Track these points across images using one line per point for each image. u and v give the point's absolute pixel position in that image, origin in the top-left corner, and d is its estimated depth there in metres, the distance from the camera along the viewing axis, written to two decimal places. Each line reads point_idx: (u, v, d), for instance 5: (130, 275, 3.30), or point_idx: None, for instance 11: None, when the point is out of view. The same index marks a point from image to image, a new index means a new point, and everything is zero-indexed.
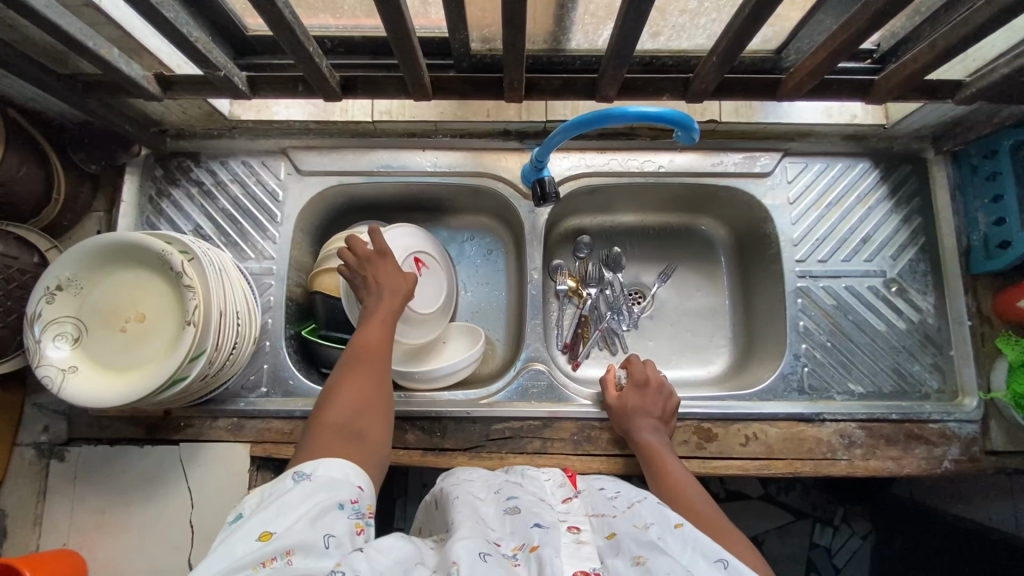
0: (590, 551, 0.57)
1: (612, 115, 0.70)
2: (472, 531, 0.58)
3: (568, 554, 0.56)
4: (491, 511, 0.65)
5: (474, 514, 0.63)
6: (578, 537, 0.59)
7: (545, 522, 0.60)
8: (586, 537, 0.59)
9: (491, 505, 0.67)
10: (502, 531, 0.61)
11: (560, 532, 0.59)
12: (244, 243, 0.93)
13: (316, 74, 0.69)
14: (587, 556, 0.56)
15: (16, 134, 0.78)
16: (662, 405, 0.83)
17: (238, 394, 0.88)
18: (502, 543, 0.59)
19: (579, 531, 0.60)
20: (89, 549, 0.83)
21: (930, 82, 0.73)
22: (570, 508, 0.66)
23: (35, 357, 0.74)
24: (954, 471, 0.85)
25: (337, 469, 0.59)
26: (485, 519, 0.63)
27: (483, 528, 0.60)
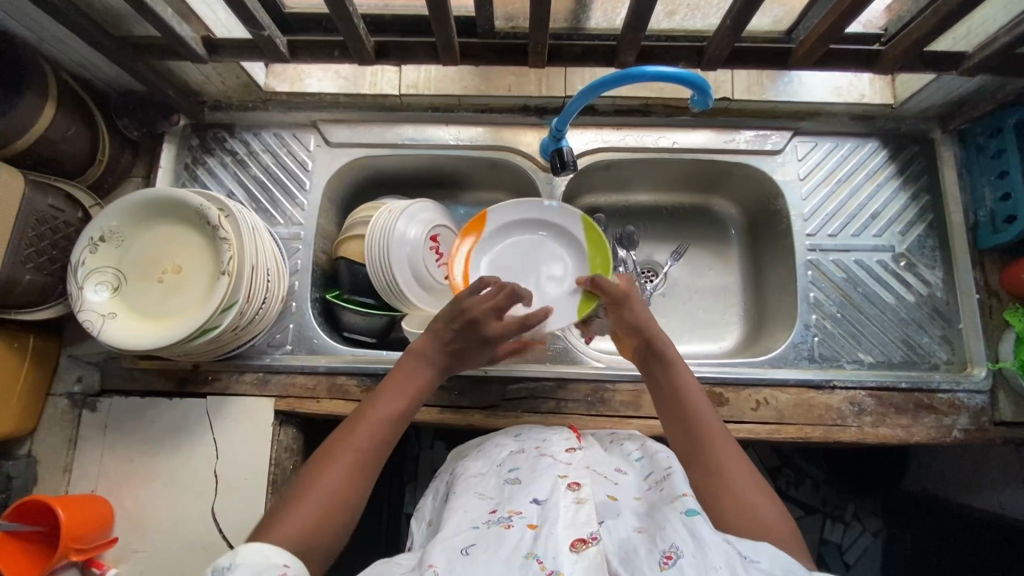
0: (587, 514, 0.56)
1: (631, 75, 0.73)
2: (460, 524, 0.60)
3: (564, 522, 0.56)
4: (492, 485, 0.67)
5: (474, 496, 0.65)
6: (579, 494, 0.59)
7: (541, 496, 0.60)
8: (586, 493, 0.59)
9: (493, 478, 0.68)
10: (500, 499, 0.63)
11: (558, 495, 0.59)
12: (274, 209, 0.97)
13: (354, 37, 0.74)
14: (584, 521, 0.56)
15: (69, 95, 0.83)
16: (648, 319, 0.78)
17: (264, 351, 0.91)
18: (499, 509, 0.61)
19: (579, 486, 0.60)
20: (116, 495, 0.86)
21: (935, 53, 0.77)
22: (573, 456, 0.67)
23: (77, 302, 0.77)
24: (964, 441, 0.86)
25: (258, 556, 0.53)
26: (484, 495, 0.65)
27: (476, 512, 0.62)
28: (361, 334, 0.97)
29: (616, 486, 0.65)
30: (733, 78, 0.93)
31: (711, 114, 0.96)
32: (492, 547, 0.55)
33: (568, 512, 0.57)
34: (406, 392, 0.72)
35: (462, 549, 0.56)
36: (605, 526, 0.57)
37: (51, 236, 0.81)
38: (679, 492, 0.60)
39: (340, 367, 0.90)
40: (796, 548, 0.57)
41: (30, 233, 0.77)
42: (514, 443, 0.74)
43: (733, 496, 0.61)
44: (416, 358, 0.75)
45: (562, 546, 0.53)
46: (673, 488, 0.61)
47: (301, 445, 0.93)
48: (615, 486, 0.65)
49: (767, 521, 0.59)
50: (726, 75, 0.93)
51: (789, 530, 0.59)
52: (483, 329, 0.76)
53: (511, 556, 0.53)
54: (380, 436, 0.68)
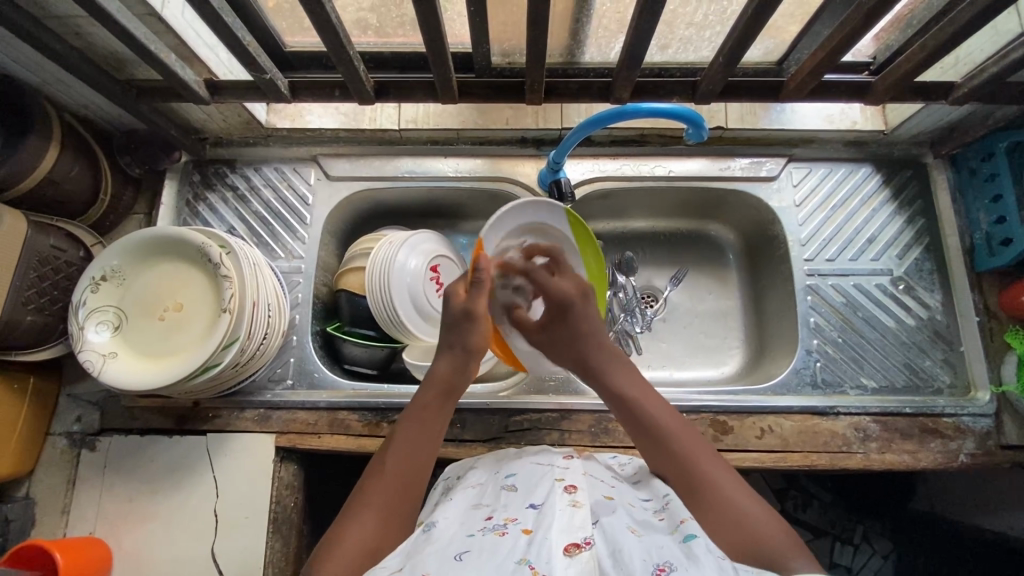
0: (582, 518, 0.56)
1: (627, 112, 0.75)
2: (454, 532, 0.59)
3: (559, 526, 0.56)
4: (487, 493, 0.66)
5: (467, 505, 0.64)
6: (574, 497, 0.60)
7: (538, 501, 0.60)
8: (581, 497, 0.60)
9: (489, 487, 0.68)
10: (496, 505, 0.63)
11: (555, 497, 0.60)
12: (275, 243, 0.98)
13: (354, 77, 0.76)
14: (580, 525, 0.56)
15: (72, 138, 0.84)
16: (595, 328, 0.77)
17: (265, 387, 0.91)
18: (493, 516, 0.60)
19: (575, 489, 0.61)
20: (115, 537, 0.85)
21: (924, 84, 0.79)
22: (571, 463, 0.69)
23: (77, 342, 0.77)
24: (971, 466, 0.85)
25: None
26: (480, 503, 0.64)
27: (471, 520, 0.61)
28: (363, 366, 0.98)
29: (612, 490, 0.66)
30: (727, 108, 0.94)
31: (706, 143, 0.97)
32: (486, 553, 0.54)
33: (563, 515, 0.57)
34: (435, 412, 0.71)
35: (454, 555, 0.54)
36: (599, 526, 0.57)
37: (53, 276, 0.81)
38: (679, 519, 0.59)
39: (341, 403, 0.90)
40: (787, 549, 0.56)
41: (32, 275, 0.78)
42: (515, 454, 0.75)
43: (730, 512, 0.59)
44: (443, 371, 0.74)
45: (556, 550, 0.53)
46: (673, 515, 0.61)
47: (302, 481, 0.92)
48: (612, 491, 0.66)
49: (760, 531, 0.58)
50: (719, 105, 0.95)
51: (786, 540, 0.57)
52: (471, 332, 0.75)
53: (504, 562, 0.52)
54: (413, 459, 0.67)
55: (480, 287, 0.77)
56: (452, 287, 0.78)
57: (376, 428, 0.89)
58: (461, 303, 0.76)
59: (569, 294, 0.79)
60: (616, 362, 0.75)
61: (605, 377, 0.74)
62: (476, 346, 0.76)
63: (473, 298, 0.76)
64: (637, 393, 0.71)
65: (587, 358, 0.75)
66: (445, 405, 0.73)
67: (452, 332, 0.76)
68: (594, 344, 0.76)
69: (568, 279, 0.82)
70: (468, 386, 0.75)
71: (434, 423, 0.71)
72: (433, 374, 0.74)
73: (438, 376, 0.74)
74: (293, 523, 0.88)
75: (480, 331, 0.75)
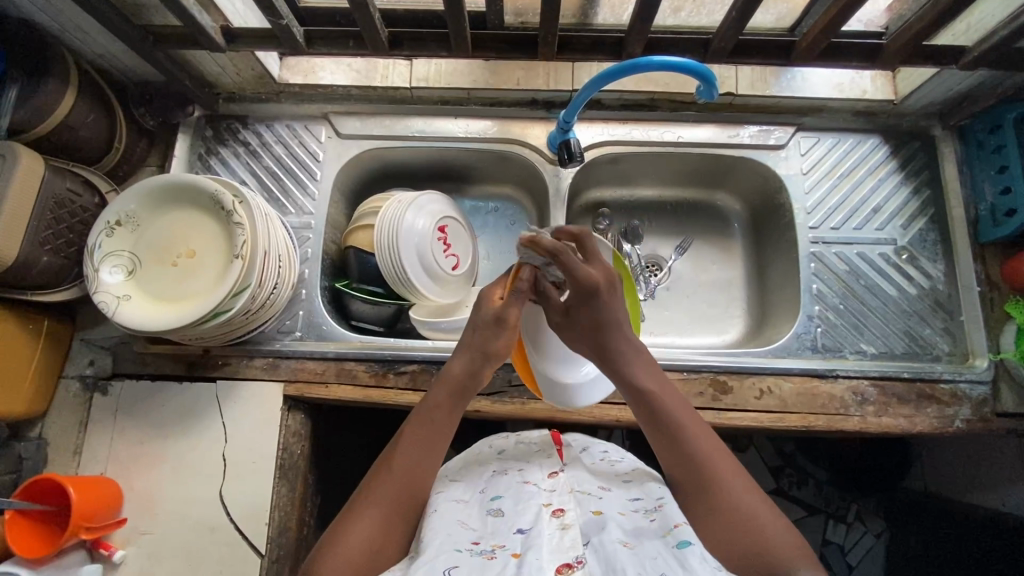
0: (571, 539, 0.58)
1: (638, 66, 0.75)
2: (442, 546, 0.59)
3: (548, 549, 0.57)
4: (473, 512, 0.66)
5: (454, 520, 0.63)
6: (563, 521, 0.61)
7: (525, 526, 0.61)
8: (570, 519, 0.61)
9: (474, 504, 0.67)
10: (482, 530, 0.62)
11: (543, 522, 0.60)
12: (286, 199, 0.99)
13: (370, 27, 0.76)
14: (570, 545, 0.57)
15: (88, 85, 0.85)
16: (618, 313, 0.72)
17: (274, 337, 0.93)
18: (482, 540, 0.60)
19: (563, 512, 0.62)
20: (126, 478, 0.87)
21: (935, 48, 0.79)
22: (556, 483, 0.68)
23: (92, 284, 0.78)
24: (966, 431, 0.87)
25: None
26: (466, 521, 0.64)
27: (459, 537, 0.61)
28: (369, 322, 0.99)
29: (600, 500, 0.66)
30: (738, 74, 0.95)
31: (715, 109, 0.98)
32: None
33: (553, 539, 0.58)
34: (449, 413, 0.71)
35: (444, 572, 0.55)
36: (591, 546, 0.58)
37: (68, 219, 0.82)
38: (672, 523, 0.61)
39: (349, 353, 0.91)
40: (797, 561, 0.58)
41: (49, 215, 0.79)
42: (497, 465, 0.75)
43: (746, 523, 0.61)
44: (457, 372, 0.72)
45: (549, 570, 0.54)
46: (665, 517, 0.62)
47: (310, 431, 0.94)
48: (600, 500, 0.66)
49: (774, 545, 0.60)
50: (730, 70, 0.95)
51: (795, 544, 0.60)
52: (506, 336, 0.73)
53: None
54: (422, 461, 0.67)
55: (519, 294, 0.73)
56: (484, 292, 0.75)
57: (383, 379, 0.91)
58: (495, 305, 0.73)
59: (600, 283, 0.71)
60: (633, 352, 0.72)
61: (625, 370, 0.70)
62: (497, 352, 0.73)
63: (511, 307, 0.73)
64: (656, 386, 0.69)
65: (606, 348, 0.71)
66: (457, 406, 0.71)
67: (476, 332, 0.73)
68: (608, 342, 0.71)
69: (599, 264, 0.73)
70: (480, 388, 0.74)
71: (445, 422, 0.70)
72: (447, 375, 0.72)
73: (453, 374, 0.72)
74: (299, 470, 0.90)
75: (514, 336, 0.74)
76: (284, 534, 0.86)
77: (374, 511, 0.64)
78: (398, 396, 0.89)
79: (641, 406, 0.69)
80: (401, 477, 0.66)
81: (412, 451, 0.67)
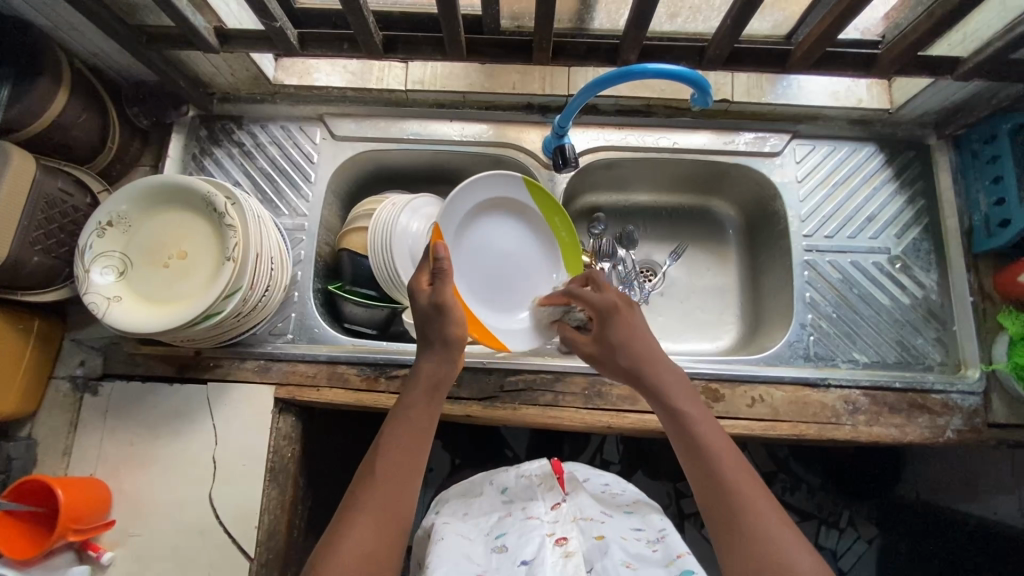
0: (575, 567, 0.62)
1: (633, 72, 0.75)
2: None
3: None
4: (477, 549, 0.68)
5: (461, 553, 0.67)
6: (566, 549, 0.64)
7: (529, 558, 0.63)
8: (573, 547, 0.64)
9: (479, 541, 0.70)
10: (487, 566, 0.65)
11: (547, 551, 0.64)
12: (279, 200, 0.98)
13: (364, 30, 0.76)
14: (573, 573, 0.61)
15: (81, 85, 0.85)
16: (645, 346, 0.74)
17: (266, 339, 0.92)
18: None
19: (566, 540, 0.65)
20: (115, 479, 0.86)
21: (930, 58, 0.79)
22: (559, 513, 0.70)
23: (82, 285, 0.78)
24: (957, 442, 0.87)
25: None
26: (471, 557, 0.67)
27: (465, 569, 0.64)
28: (361, 325, 0.99)
29: (603, 525, 0.69)
30: (733, 81, 0.95)
31: (711, 116, 0.97)
32: None
33: (556, 567, 0.62)
34: (427, 409, 0.72)
35: None
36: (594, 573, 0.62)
37: (59, 219, 0.82)
38: (675, 554, 0.64)
39: (341, 357, 0.91)
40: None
41: (39, 216, 0.79)
42: (502, 506, 0.76)
43: (771, 555, 0.57)
44: (428, 368, 0.74)
45: None
46: (668, 548, 0.66)
47: (301, 434, 0.94)
48: (603, 525, 0.69)
49: None
50: (726, 77, 0.95)
51: None
52: (450, 322, 0.74)
53: None
54: (408, 460, 0.67)
55: (444, 275, 0.74)
56: (413, 279, 0.76)
57: (374, 382, 0.90)
58: (428, 295, 0.74)
59: (617, 305, 0.76)
60: (668, 376, 0.72)
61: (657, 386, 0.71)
62: (457, 336, 0.74)
63: (438, 289, 0.74)
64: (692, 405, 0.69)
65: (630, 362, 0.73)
66: (433, 401, 0.72)
67: (427, 326, 0.74)
68: (638, 356, 0.73)
69: (604, 292, 0.79)
70: (455, 376, 0.75)
71: (423, 419, 0.71)
72: (420, 373, 0.74)
73: (422, 373, 0.74)
74: (289, 473, 0.90)
75: (460, 321, 0.74)
76: (274, 537, 0.86)
77: (365, 518, 0.63)
78: (389, 400, 0.89)
79: (672, 422, 0.69)
80: (387, 481, 0.66)
81: (395, 452, 0.68)
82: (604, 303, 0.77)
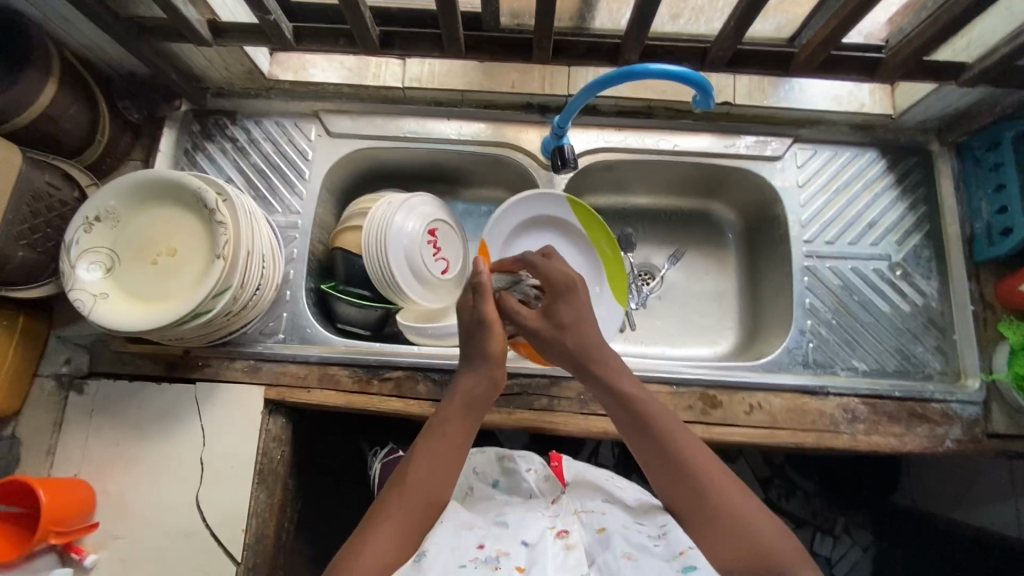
0: (575, 559, 0.63)
1: (634, 72, 0.74)
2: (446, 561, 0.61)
3: (554, 566, 0.62)
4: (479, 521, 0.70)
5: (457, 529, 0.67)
6: (567, 542, 0.66)
7: (530, 540, 0.65)
8: (574, 540, 0.66)
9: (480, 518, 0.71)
10: (488, 535, 0.67)
11: (548, 541, 0.65)
12: (273, 197, 0.97)
13: (360, 24, 0.74)
14: (574, 564, 0.62)
15: (70, 75, 0.83)
16: (589, 331, 0.73)
17: (257, 339, 0.90)
18: (486, 546, 0.64)
19: (567, 534, 0.68)
20: (100, 480, 0.84)
21: (935, 64, 0.78)
22: (558, 507, 0.74)
23: (68, 281, 0.76)
24: (957, 451, 0.86)
25: None
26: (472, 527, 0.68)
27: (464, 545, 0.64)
28: (356, 326, 0.97)
29: (603, 517, 0.70)
30: (735, 83, 0.94)
31: (711, 118, 0.96)
32: None
33: (557, 558, 0.63)
34: (466, 426, 0.68)
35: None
36: (594, 565, 0.62)
37: (46, 213, 0.80)
38: (678, 549, 0.60)
39: (333, 358, 0.89)
40: (797, 564, 0.57)
41: (25, 209, 0.77)
42: (503, 502, 0.78)
43: (742, 534, 0.59)
44: (468, 383, 0.70)
45: None
46: (673, 543, 0.61)
47: (291, 435, 0.92)
48: (603, 517, 0.70)
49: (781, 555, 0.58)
50: (728, 79, 0.94)
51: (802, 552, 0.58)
52: (489, 338, 0.70)
53: None
54: (442, 476, 0.64)
55: (483, 295, 0.72)
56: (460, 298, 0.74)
57: (367, 384, 0.89)
58: (469, 311, 0.72)
59: (569, 275, 0.75)
60: (611, 362, 0.72)
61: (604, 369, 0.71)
62: (496, 353, 0.70)
63: (479, 306, 0.71)
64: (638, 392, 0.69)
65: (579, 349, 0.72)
66: (472, 419, 0.68)
67: (469, 342, 0.72)
68: (584, 335, 0.72)
69: (557, 267, 0.77)
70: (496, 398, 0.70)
71: (460, 438, 0.67)
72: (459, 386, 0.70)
73: (462, 388, 0.69)
74: (279, 476, 0.88)
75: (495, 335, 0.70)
76: (262, 541, 0.84)
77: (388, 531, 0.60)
78: (381, 403, 0.87)
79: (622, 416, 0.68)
80: (415, 493, 0.62)
81: (427, 466, 0.64)
82: (556, 277, 0.74)
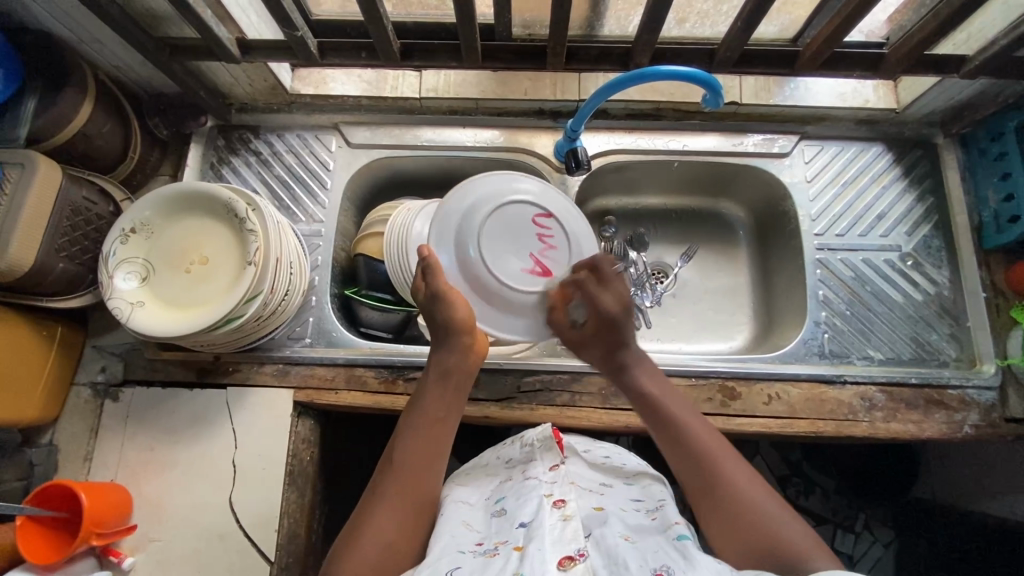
0: (573, 531, 0.58)
1: (644, 75, 0.76)
2: (448, 547, 0.62)
3: (550, 539, 0.58)
4: (479, 517, 0.68)
5: (461, 524, 0.66)
6: (564, 512, 0.62)
7: (528, 519, 0.62)
8: (570, 510, 0.61)
9: (480, 511, 0.69)
10: (487, 532, 0.65)
11: (544, 514, 0.61)
12: (296, 207, 1.00)
13: (383, 38, 0.78)
14: (571, 537, 0.58)
15: (104, 96, 0.87)
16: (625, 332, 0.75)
17: (284, 344, 0.93)
18: (486, 541, 0.63)
19: (564, 503, 0.63)
20: (135, 485, 0.87)
21: (935, 57, 0.81)
22: (557, 475, 0.69)
23: (106, 291, 0.79)
24: (976, 437, 0.87)
25: None
26: (471, 524, 0.67)
27: (463, 539, 0.63)
28: (378, 330, 0.99)
29: (601, 497, 0.70)
30: (741, 84, 0.96)
31: (720, 118, 0.99)
32: (477, 570, 0.56)
33: (554, 530, 0.59)
34: (447, 398, 0.72)
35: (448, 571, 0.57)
36: (592, 537, 0.60)
37: (84, 226, 0.84)
38: (671, 521, 0.65)
39: (359, 359, 0.92)
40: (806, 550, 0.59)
41: (65, 223, 0.80)
42: (503, 472, 0.77)
43: (741, 515, 0.62)
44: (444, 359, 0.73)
45: (550, 563, 0.54)
46: (665, 516, 0.66)
47: (318, 436, 0.95)
48: (602, 497, 0.70)
49: (787, 538, 0.60)
50: (734, 80, 0.97)
51: (810, 541, 0.60)
52: (449, 307, 0.73)
53: None
54: (428, 456, 0.68)
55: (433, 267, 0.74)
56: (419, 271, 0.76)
57: (392, 385, 0.91)
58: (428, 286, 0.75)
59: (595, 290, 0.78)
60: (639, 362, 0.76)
61: (636, 378, 0.74)
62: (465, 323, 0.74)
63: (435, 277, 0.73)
64: (660, 393, 0.73)
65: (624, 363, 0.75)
66: (450, 391, 0.72)
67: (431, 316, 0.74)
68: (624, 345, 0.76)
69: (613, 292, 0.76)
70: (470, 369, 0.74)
71: (443, 408, 0.71)
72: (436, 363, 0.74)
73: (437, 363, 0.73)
74: (308, 476, 0.90)
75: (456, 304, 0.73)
76: (293, 541, 0.86)
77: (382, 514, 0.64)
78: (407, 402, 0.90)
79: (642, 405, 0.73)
80: (400, 480, 0.66)
81: (408, 448, 0.68)
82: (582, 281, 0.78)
